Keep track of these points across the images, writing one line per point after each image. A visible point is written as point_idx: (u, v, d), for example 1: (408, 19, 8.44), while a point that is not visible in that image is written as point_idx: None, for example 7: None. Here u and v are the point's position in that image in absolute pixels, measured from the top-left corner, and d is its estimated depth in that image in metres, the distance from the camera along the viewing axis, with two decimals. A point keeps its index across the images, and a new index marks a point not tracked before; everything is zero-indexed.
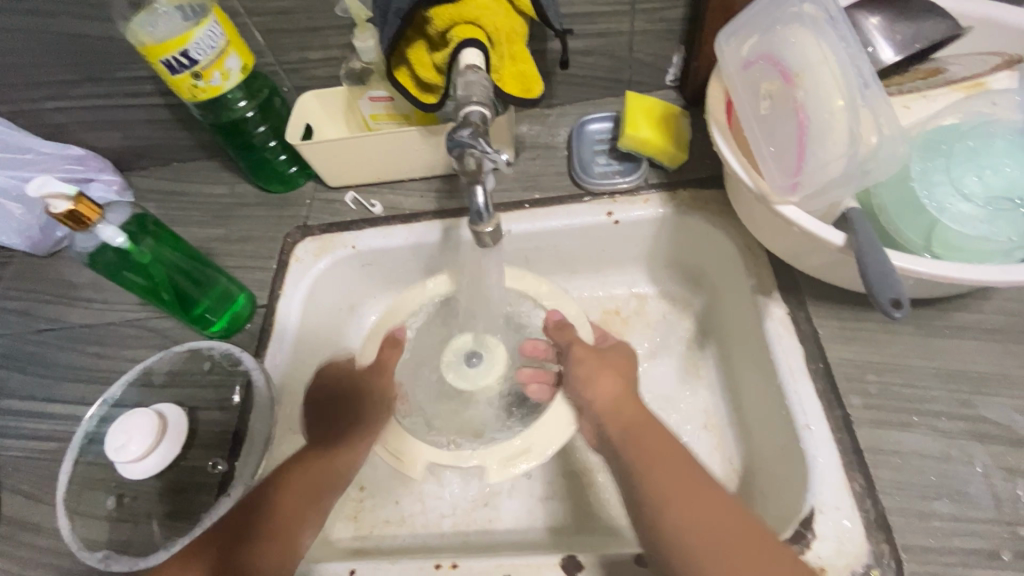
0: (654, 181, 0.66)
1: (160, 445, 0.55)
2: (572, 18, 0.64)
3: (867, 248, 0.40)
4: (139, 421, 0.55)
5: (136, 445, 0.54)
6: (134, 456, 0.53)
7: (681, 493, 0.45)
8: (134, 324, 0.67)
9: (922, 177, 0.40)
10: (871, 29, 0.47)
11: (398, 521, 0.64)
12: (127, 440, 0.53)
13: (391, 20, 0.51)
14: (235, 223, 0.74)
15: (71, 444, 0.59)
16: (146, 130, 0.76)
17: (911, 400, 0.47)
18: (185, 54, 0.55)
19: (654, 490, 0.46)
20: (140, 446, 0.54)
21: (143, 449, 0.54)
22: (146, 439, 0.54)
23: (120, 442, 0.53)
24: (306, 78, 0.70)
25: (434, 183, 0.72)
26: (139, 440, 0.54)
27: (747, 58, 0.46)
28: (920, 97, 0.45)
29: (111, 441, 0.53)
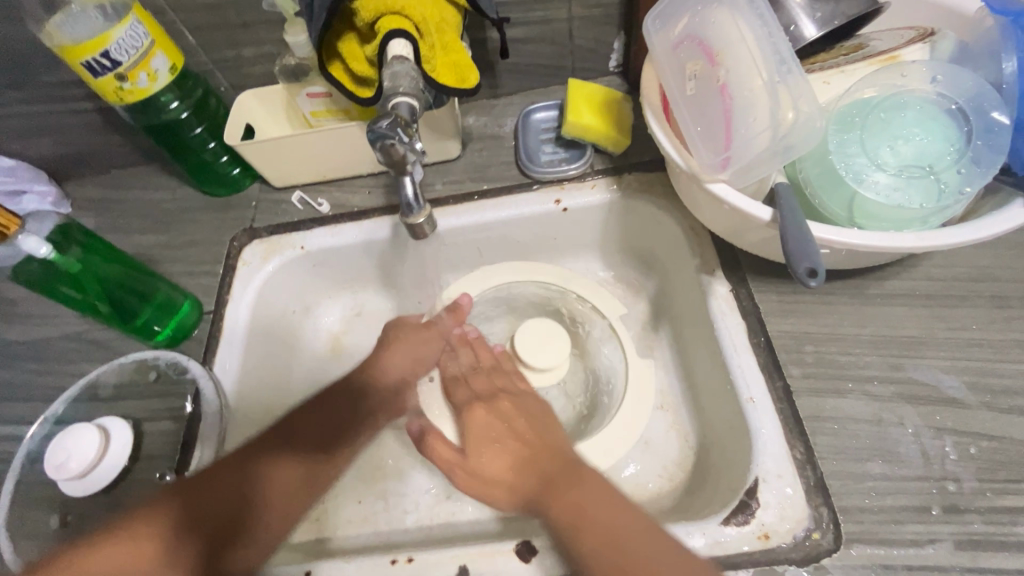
0: (600, 167, 0.66)
1: (102, 460, 0.53)
2: (509, 6, 0.64)
3: (790, 222, 0.41)
4: (77, 438, 0.52)
5: (75, 462, 0.51)
6: (72, 475, 0.51)
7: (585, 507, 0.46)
8: (75, 338, 0.65)
9: (839, 150, 0.41)
10: (794, 8, 0.48)
11: (361, 520, 0.63)
12: (65, 458, 0.51)
13: (318, 14, 0.50)
14: (178, 229, 0.72)
15: (11, 465, 0.57)
16: (78, 136, 0.73)
17: (846, 367, 0.49)
18: (105, 55, 0.53)
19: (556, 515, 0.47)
20: (79, 465, 0.51)
21: (83, 465, 0.52)
22: (86, 454, 0.52)
23: (59, 460, 0.51)
24: (243, 76, 0.68)
25: (383, 178, 0.71)
26: (78, 456, 0.52)
27: (675, 39, 0.47)
28: (838, 72, 0.47)
29: (50, 460, 0.52)
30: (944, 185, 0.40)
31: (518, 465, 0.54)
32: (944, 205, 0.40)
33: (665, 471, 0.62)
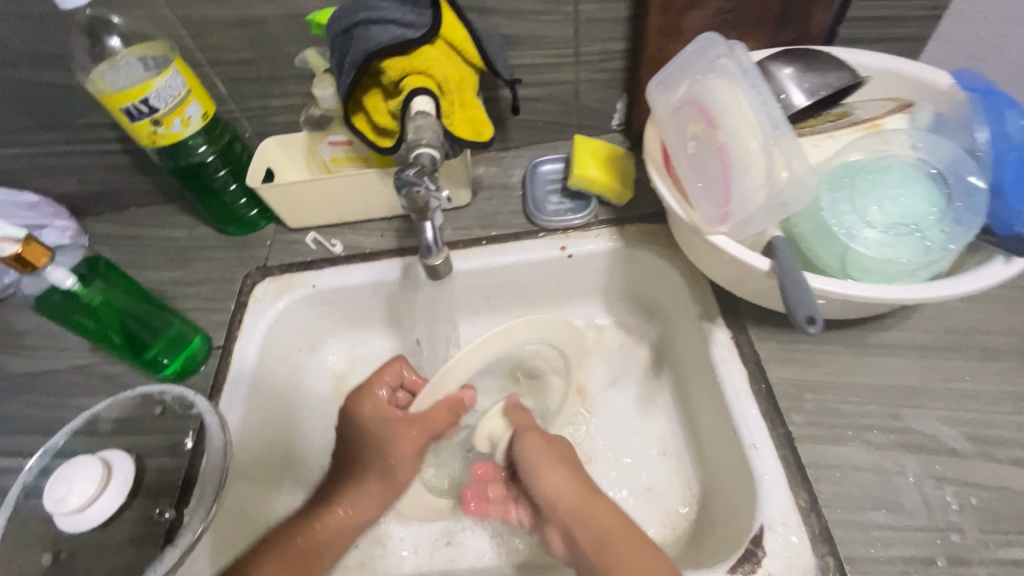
0: (604, 217, 0.70)
1: (101, 498, 0.52)
2: (521, 68, 0.69)
3: (787, 270, 0.43)
4: (77, 471, 0.52)
5: (74, 498, 0.51)
6: (74, 507, 0.50)
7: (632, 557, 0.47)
8: (82, 371, 0.65)
9: (832, 207, 0.44)
10: (784, 78, 0.54)
11: (358, 566, 0.62)
12: (64, 491, 0.51)
13: (347, 71, 0.54)
14: (193, 266, 0.74)
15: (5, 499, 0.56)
16: (104, 175, 0.76)
17: (846, 415, 0.50)
18: (144, 102, 0.57)
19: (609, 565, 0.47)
20: (80, 497, 0.51)
21: (80, 502, 0.51)
22: (84, 492, 0.51)
23: (59, 495, 0.51)
24: (268, 124, 0.72)
25: (395, 222, 0.74)
26: (79, 491, 0.51)
27: (677, 103, 0.51)
28: (826, 138, 0.53)
29: (50, 493, 0.51)
30: (930, 243, 0.42)
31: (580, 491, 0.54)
32: (931, 261, 0.42)
33: (669, 520, 0.61)
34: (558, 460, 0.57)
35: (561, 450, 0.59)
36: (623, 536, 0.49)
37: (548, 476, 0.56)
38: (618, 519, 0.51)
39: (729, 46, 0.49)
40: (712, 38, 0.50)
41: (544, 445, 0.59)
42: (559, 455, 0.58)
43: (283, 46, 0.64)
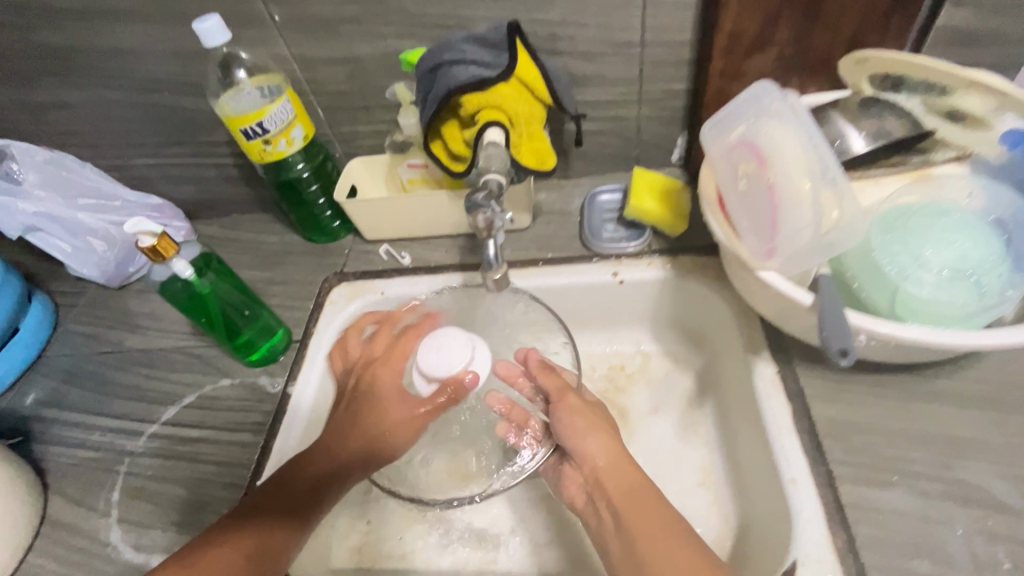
0: (657, 246, 0.72)
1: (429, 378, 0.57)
2: (585, 104, 0.74)
3: (827, 311, 0.45)
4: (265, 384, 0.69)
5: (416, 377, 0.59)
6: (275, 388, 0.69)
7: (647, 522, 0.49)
8: (183, 351, 0.75)
9: (884, 247, 0.46)
10: (841, 124, 0.57)
11: (402, 554, 0.67)
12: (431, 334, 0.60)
13: (430, 104, 0.61)
14: (280, 267, 0.83)
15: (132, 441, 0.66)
16: (216, 184, 0.88)
17: (891, 460, 0.49)
18: (259, 124, 0.67)
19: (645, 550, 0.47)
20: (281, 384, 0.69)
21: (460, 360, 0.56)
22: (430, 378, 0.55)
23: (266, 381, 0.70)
24: (356, 147, 0.81)
25: (459, 240, 0.80)
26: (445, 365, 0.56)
27: (728, 145, 0.54)
28: (873, 183, 0.57)
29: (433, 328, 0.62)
30: (987, 287, 0.43)
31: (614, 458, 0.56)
32: (988, 306, 0.43)
33: None
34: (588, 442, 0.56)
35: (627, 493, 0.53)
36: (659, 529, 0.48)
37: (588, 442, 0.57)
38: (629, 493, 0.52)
39: (783, 92, 0.52)
40: (767, 85, 0.53)
41: (573, 437, 0.57)
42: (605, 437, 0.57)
43: (375, 79, 0.73)
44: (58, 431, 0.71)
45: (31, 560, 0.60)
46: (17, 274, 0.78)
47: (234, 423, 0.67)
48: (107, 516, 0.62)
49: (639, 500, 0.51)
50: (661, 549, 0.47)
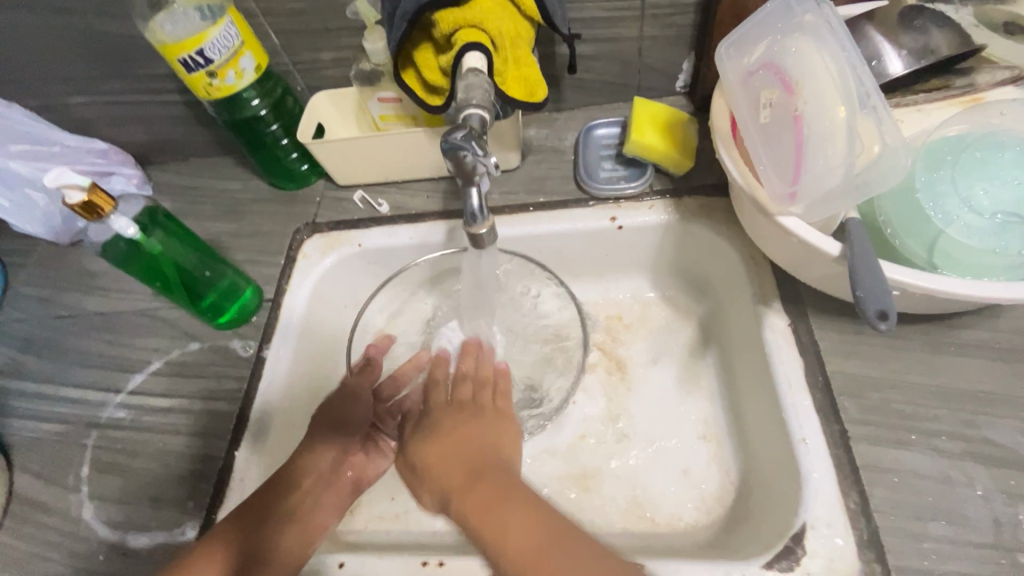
0: (659, 187, 0.66)
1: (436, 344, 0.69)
2: (580, 22, 0.64)
3: (859, 259, 0.40)
4: (234, 347, 0.64)
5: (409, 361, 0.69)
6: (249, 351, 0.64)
7: (514, 535, 0.42)
8: (146, 314, 0.70)
9: (927, 188, 0.42)
10: (880, 42, 0.48)
11: (392, 517, 0.64)
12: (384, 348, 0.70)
13: (398, 23, 0.52)
14: (246, 218, 0.75)
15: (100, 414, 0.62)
16: (165, 126, 0.79)
17: (911, 418, 0.47)
18: (200, 53, 0.57)
19: (494, 541, 0.42)
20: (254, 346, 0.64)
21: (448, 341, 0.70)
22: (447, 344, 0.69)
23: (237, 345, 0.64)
24: (319, 78, 0.72)
25: (441, 183, 0.72)
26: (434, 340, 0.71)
27: (749, 68, 0.47)
28: (915, 111, 0.50)
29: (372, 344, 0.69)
30: None
31: (449, 462, 0.50)
32: None
33: (704, 505, 0.60)
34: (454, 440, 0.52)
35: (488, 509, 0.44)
36: (489, 488, 0.46)
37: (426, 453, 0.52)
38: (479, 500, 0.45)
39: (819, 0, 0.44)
40: None
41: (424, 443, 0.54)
42: (456, 444, 0.51)
43: None
44: (18, 403, 0.66)
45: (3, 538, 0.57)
46: None
47: (206, 390, 0.62)
48: (79, 493, 0.59)
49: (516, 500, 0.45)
50: (493, 520, 0.43)
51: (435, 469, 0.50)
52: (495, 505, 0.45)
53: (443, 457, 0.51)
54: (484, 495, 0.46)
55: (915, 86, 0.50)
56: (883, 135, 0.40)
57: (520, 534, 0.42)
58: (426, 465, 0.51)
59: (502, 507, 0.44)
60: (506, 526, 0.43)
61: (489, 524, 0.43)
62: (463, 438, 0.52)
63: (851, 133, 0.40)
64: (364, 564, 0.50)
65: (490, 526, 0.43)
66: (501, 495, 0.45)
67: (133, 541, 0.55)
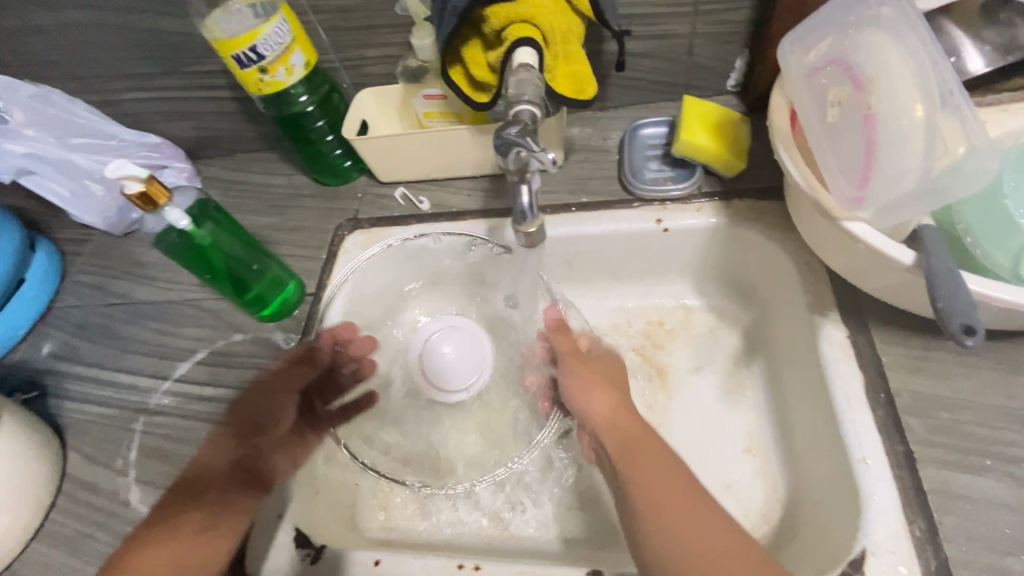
0: (708, 189, 0.63)
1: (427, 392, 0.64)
2: (630, 18, 0.62)
3: (937, 268, 0.38)
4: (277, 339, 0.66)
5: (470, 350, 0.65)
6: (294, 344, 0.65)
7: (701, 524, 0.43)
8: (192, 304, 0.71)
9: (1015, 194, 0.39)
10: (960, 38, 0.46)
11: (425, 516, 0.64)
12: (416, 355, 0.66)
13: (448, 18, 0.51)
14: (289, 213, 0.76)
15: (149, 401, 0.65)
16: (214, 121, 0.80)
17: (985, 442, 0.43)
18: (253, 49, 0.58)
19: (639, 486, 0.46)
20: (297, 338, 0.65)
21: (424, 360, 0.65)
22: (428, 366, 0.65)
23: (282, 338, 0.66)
24: (364, 75, 0.72)
25: (482, 182, 0.72)
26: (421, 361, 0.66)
27: (815, 65, 0.44)
28: (1000, 111, 0.46)
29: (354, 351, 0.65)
30: None
31: (619, 411, 0.53)
32: None
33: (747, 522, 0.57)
34: (592, 386, 0.55)
35: (670, 487, 0.45)
36: (623, 423, 0.52)
37: (593, 399, 0.54)
38: (638, 446, 0.49)
39: None
40: None
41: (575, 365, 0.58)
42: (598, 379, 0.56)
43: None
44: (71, 386, 0.69)
45: (55, 517, 0.59)
46: (12, 223, 0.73)
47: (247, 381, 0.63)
48: (127, 476, 0.60)
49: (697, 506, 0.44)
50: (671, 512, 0.43)
51: (605, 418, 0.53)
52: (659, 479, 0.46)
53: (611, 418, 0.52)
54: (646, 462, 0.48)
55: (997, 85, 0.46)
56: (963, 138, 0.37)
57: (675, 496, 0.45)
58: (589, 407, 0.54)
59: (640, 458, 0.48)
60: (662, 470, 0.47)
61: (652, 483, 0.46)
62: (608, 382, 0.56)
63: (931, 133, 0.38)
64: (399, 563, 0.50)
65: (641, 465, 0.47)
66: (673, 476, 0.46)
67: None
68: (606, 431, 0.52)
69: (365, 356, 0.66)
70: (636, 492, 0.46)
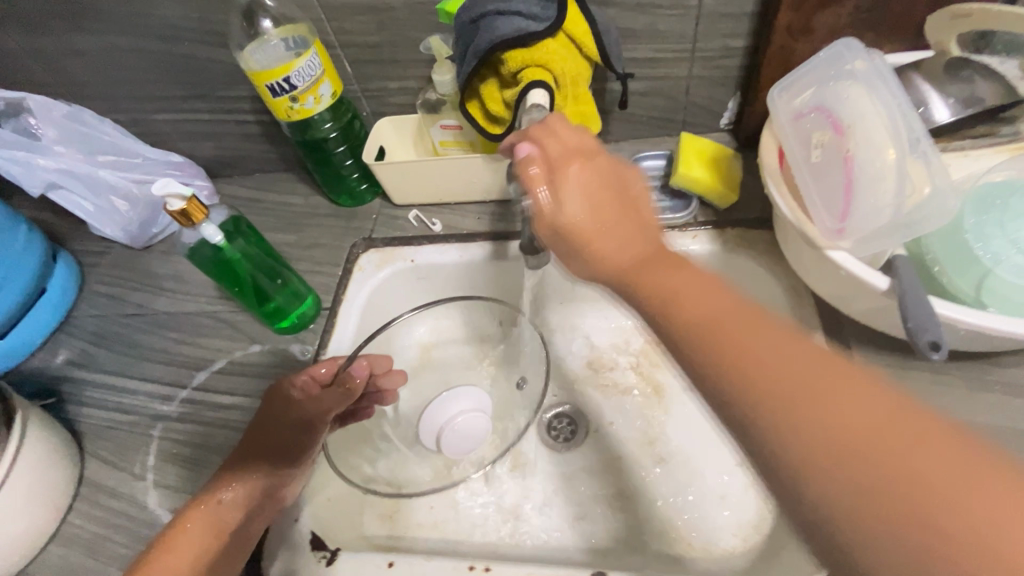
0: (703, 218, 0.68)
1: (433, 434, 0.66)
2: (633, 61, 0.68)
3: (909, 294, 0.42)
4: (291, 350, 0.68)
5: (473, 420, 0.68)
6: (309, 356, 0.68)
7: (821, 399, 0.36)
8: (211, 315, 0.74)
9: (976, 229, 0.44)
10: (926, 90, 0.51)
11: (431, 524, 0.66)
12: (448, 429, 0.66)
13: (469, 59, 0.56)
14: (306, 231, 0.80)
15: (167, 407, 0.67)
16: (237, 142, 0.85)
17: None
18: (286, 80, 0.62)
19: (783, 428, 0.37)
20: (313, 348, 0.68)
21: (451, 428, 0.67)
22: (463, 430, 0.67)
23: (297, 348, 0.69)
24: (384, 105, 0.77)
25: (492, 206, 0.77)
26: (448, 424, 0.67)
27: (800, 110, 0.50)
28: (961, 156, 0.52)
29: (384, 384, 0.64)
30: None
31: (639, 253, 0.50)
32: None
33: (740, 532, 0.60)
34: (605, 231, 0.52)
35: (757, 361, 0.40)
36: (714, 310, 0.45)
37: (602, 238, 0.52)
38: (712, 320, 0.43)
39: (868, 52, 0.47)
40: (851, 42, 0.48)
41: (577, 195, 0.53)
42: (609, 221, 0.52)
43: (408, 32, 0.68)
44: (89, 393, 0.71)
45: (72, 519, 0.61)
46: (39, 234, 0.76)
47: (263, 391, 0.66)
48: (145, 480, 0.62)
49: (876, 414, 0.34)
50: (816, 415, 0.36)
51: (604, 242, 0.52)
52: (806, 397, 0.37)
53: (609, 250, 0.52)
54: (724, 330, 0.43)
55: (958, 134, 0.52)
56: (929, 181, 0.42)
57: (818, 409, 0.36)
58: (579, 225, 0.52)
59: (757, 349, 0.41)
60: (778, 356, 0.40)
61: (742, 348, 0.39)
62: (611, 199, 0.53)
63: (901, 174, 0.43)
64: (412, 564, 0.53)
65: (746, 358, 0.40)
66: (755, 343, 0.41)
67: None
68: (613, 267, 0.50)
69: (393, 388, 0.65)
70: (785, 442, 0.36)
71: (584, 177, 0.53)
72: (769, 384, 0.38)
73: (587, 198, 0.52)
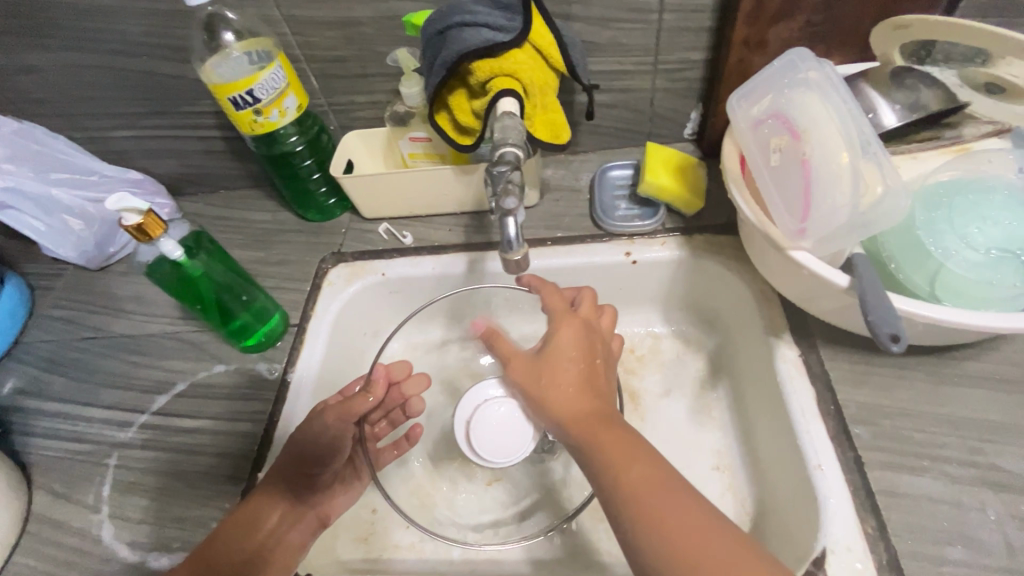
0: (672, 225, 0.70)
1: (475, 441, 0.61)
2: (598, 74, 0.70)
3: (869, 291, 0.44)
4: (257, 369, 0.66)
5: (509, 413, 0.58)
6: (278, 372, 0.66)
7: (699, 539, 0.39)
8: (173, 337, 0.71)
9: (928, 225, 0.46)
10: (874, 97, 0.54)
11: (408, 545, 0.64)
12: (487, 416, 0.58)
13: (437, 70, 0.57)
14: (273, 248, 0.78)
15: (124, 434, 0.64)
16: (201, 158, 0.83)
17: (922, 445, 0.49)
18: (250, 93, 0.62)
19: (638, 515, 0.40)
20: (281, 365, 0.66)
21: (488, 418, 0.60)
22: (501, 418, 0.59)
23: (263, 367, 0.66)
24: (352, 119, 0.77)
25: (463, 218, 0.76)
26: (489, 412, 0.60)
27: (758, 117, 0.52)
28: (911, 158, 0.54)
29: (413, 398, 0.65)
30: None
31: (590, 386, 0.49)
32: None
33: None
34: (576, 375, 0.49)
35: (651, 492, 0.41)
36: (649, 473, 0.42)
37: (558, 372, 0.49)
38: (652, 475, 0.42)
39: (819, 62, 0.50)
40: (802, 52, 0.50)
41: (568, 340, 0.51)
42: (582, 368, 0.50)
43: (375, 46, 0.68)
44: (39, 423, 0.67)
45: (19, 559, 0.57)
46: None
47: (230, 413, 0.63)
48: (99, 513, 0.59)
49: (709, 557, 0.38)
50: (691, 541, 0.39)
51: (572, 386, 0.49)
52: (657, 486, 0.41)
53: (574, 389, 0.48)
54: (660, 493, 0.41)
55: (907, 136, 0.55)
56: (882, 182, 0.44)
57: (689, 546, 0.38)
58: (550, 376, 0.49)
59: (660, 492, 0.41)
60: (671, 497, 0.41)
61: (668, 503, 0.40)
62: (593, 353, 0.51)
63: (855, 175, 0.44)
64: None
65: (653, 495, 0.41)
66: (655, 481, 0.42)
67: (154, 563, 0.55)
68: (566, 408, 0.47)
69: (417, 395, 0.65)
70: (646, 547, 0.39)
71: (573, 329, 0.51)
72: (678, 538, 0.39)
73: (578, 351, 0.50)
